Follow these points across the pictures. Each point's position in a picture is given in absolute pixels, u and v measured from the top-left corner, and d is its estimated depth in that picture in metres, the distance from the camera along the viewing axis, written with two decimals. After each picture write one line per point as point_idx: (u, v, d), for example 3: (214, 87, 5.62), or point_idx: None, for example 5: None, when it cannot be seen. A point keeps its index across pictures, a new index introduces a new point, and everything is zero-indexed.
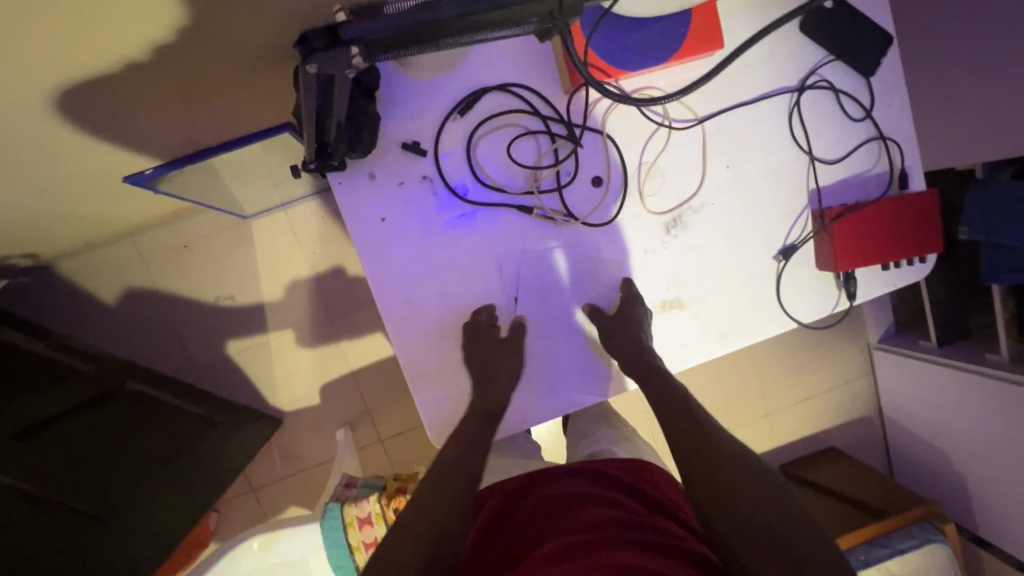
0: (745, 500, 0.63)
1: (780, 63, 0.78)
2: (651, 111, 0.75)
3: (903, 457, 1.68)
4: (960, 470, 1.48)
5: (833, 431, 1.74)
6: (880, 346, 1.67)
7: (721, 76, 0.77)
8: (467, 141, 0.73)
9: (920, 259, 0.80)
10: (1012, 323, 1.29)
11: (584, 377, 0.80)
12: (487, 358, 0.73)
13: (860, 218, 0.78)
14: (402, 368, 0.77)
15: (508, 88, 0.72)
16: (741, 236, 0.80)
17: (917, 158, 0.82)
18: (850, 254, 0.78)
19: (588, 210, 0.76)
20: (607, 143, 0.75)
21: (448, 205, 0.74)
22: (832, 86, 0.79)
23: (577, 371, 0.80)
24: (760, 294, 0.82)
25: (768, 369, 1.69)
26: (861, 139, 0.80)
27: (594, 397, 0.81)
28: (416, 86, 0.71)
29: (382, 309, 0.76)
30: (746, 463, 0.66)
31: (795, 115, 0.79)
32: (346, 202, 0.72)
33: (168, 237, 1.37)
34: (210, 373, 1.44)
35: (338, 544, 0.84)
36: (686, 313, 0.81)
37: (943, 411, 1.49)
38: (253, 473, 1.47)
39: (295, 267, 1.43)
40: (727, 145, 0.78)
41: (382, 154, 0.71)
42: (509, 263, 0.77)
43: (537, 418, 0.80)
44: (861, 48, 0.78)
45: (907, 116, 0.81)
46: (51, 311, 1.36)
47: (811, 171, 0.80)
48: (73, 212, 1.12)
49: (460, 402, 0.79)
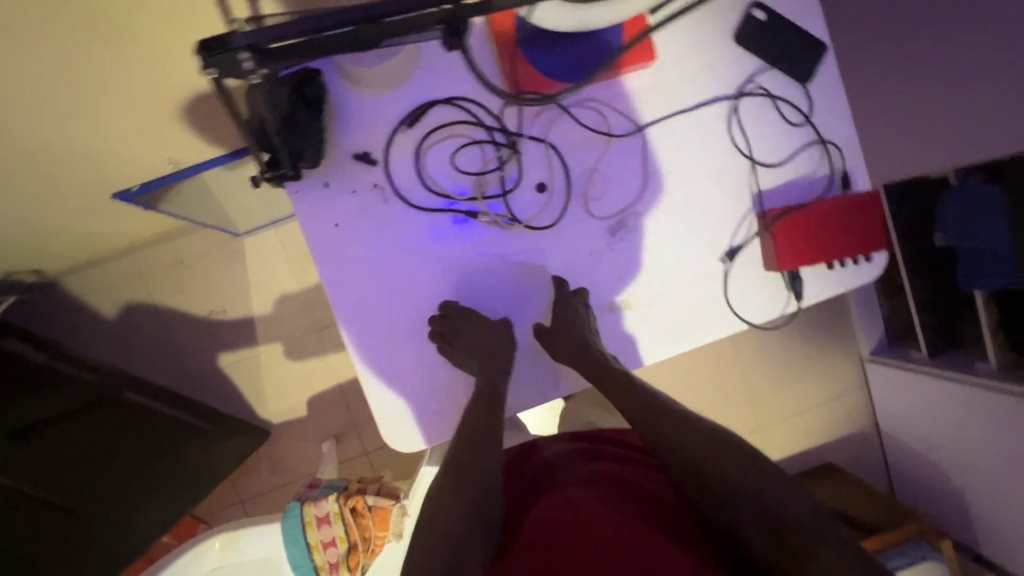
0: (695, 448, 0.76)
1: (717, 72, 0.81)
2: (591, 120, 0.79)
3: (902, 473, 1.62)
4: (959, 486, 1.42)
5: (829, 447, 1.70)
6: (872, 357, 1.64)
7: (659, 86, 0.80)
8: (415, 151, 0.77)
9: (865, 258, 0.82)
10: (998, 332, 1.25)
11: (535, 376, 0.84)
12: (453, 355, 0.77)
13: (799, 218, 0.80)
14: (356, 368, 0.80)
15: (454, 101, 0.77)
16: (686, 239, 0.82)
17: (860, 160, 0.84)
18: (791, 254, 0.80)
19: (533, 214, 0.80)
20: (550, 151, 0.79)
21: (398, 212, 0.78)
22: (768, 93, 0.82)
23: (528, 370, 0.84)
24: (708, 295, 0.83)
25: (757, 382, 1.67)
26: (802, 143, 0.83)
27: (546, 392, 0.84)
28: (366, 100, 0.76)
29: (337, 311, 0.79)
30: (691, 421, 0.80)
31: (734, 121, 0.81)
32: (302, 210, 0.76)
33: (166, 254, 1.44)
34: (202, 385, 1.49)
35: (297, 545, 0.85)
36: (634, 314, 0.83)
37: (937, 424, 1.45)
38: (241, 484, 1.51)
39: (284, 282, 1.49)
40: (669, 151, 0.81)
41: (335, 164, 0.76)
42: (459, 268, 0.80)
43: None
44: (795, 57, 0.81)
45: (846, 120, 0.83)
46: (55, 324, 1.43)
47: (753, 174, 0.82)
48: (73, 230, 1.20)
49: (413, 400, 0.82)
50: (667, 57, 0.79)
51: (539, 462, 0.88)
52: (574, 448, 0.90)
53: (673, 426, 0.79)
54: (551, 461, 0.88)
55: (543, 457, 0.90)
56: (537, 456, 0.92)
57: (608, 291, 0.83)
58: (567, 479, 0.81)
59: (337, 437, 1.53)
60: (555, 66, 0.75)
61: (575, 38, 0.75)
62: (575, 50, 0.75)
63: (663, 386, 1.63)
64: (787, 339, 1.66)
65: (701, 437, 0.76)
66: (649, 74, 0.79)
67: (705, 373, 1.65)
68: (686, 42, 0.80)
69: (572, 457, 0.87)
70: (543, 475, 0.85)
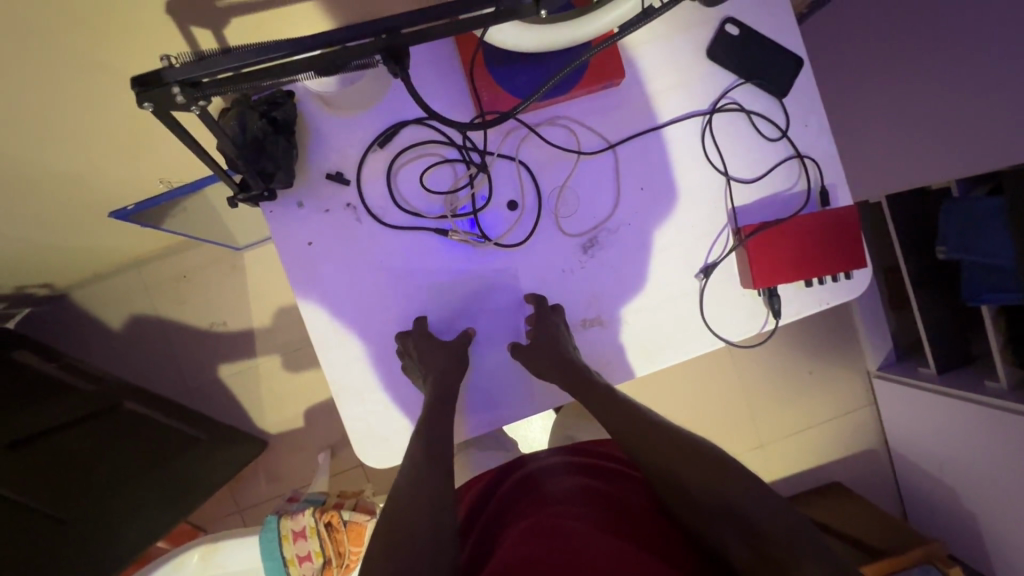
0: (683, 465, 0.71)
1: (689, 87, 0.80)
2: (561, 138, 0.79)
3: (913, 494, 1.56)
4: (971, 509, 1.36)
5: (835, 466, 1.64)
6: (879, 373, 1.59)
7: (631, 103, 0.80)
8: (387, 171, 0.79)
9: (845, 275, 0.80)
10: (1007, 348, 1.20)
11: (509, 394, 0.84)
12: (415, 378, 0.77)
13: (775, 234, 0.78)
14: (328, 383, 0.81)
15: (425, 122, 0.78)
16: (660, 256, 0.81)
17: (839, 175, 0.82)
18: (767, 271, 0.78)
19: (504, 232, 0.80)
20: (520, 169, 0.79)
21: (370, 230, 0.79)
22: (742, 108, 0.80)
23: (500, 387, 0.83)
24: (683, 312, 0.82)
25: (757, 398, 1.63)
26: (778, 158, 0.81)
27: (518, 411, 0.84)
28: (338, 122, 0.77)
29: (310, 329, 0.80)
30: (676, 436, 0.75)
31: (708, 136, 0.81)
32: (277, 228, 0.78)
33: (169, 268, 1.49)
34: (202, 395, 1.53)
35: (272, 558, 0.86)
36: (609, 332, 0.83)
37: (948, 444, 1.38)
38: (239, 493, 1.54)
39: (282, 295, 1.52)
40: (641, 168, 0.81)
41: (309, 184, 0.78)
42: (430, 286, 0.81)
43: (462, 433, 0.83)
44: (770, 72, 0.80)
45: (824, 134, 0.82)
46: (64, 335, 1.49)
47: (728, 190, 0.81)
48: (78, 247, 1.25)
49: (384, 415, 0.82)
50: (637, 74, 0.79)
51: (525, 474, 0.86)
52: (562, 459, 0.88)
53: (658, 438, 0.75)
54: (536, 475, 0.85)
55: (529, 469, 0.87)
56: (521, 471, 0.88)
57: (580, 308, 0.82)
58: (550, 493, 0.79)
59: (332, 448, 1.54)
60: (524, 86, 0.74)
61: (543, 57, 0.74)
62: (544, 67, 0.74)
63: (660, 401, 1.60)
64: (789, 353, 1.62)
65: (688, 453, 0.72)
66: (620, 90, 0.79)
67: (703, 387, 1.61)
68: (657, 58, 0.79)
69: (559, 469, 0.85)
70: (527, 488, 0.82)
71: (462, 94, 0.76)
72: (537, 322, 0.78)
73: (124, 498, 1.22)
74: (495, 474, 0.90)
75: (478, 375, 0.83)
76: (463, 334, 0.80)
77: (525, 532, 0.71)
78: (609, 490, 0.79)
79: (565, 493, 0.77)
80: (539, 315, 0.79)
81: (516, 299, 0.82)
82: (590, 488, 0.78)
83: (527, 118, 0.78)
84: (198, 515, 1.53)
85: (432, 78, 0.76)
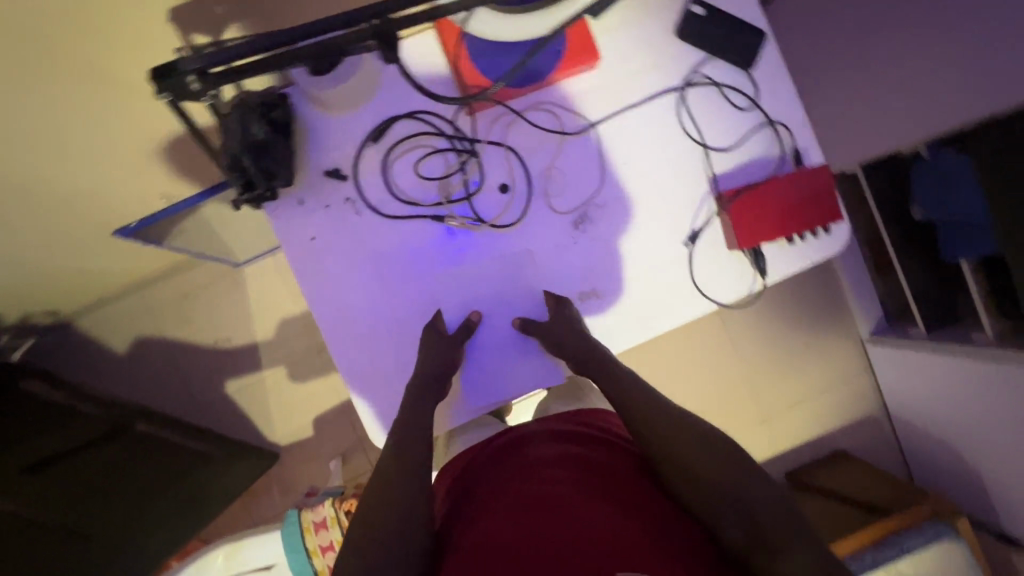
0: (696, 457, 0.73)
1: (662, 66, 0.85)
2: (545, 121, 0.84)
3: (916, 455, 1.59)
4: (972, 463, 1.39)
5: (839, 434, 1.67)
6: (872, 339, 1.63)
7: (609, 84, 0.84)
8: (382, 164, 0.82)
9: (825, 230, 0.84)
10: (990, 301, 1.24)
11: (517, 371, 0.87)
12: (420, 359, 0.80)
13: (753, 196, 0.82)
14: (339, 371, 0.84)
15: (415, 115, 0.82)
16: (648, 226, 0.85)
17: (810, 138, 0.86)
18: (749, 231, 0.83)
19: (497, 214, 0.84)
20: (509, 154, 0.84)
21: (370, 222, 0.83)
22: (713, 82, 0.85)
23: (506, 368, 0.86)
24: (674, 278, 0.86)
25: (757, 373, 1.66)
26: (752, 126, 0.86)
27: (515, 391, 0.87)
28: (331, 121, 0.81)
29: (320, 322, 0.83)
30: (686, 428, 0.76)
31: (684, 110, 0.85)
32: (280, 226, 0.82)
33: (171, 288, 1.52)
34: (211, 412, 1.54)
35: (298, 551, 0.91)
36: (605, 302, 0.86)
37: (944, 401, 1.42)
38: (255, 507, 1.55)
39: (283, 307, 1.55)
40: (622, 144, 0.85)
41: (308, 183, 0.82)
42: (431, 272, 0.84)
43: (462, 414, 0.86)
44: (736, 45, 0.85)
45: (793, 100, 0.86)
46: (70, 362, 1.50)
47: (707, 160, 0.86)
48: (82, 272, 1.28)
49: (394, 399, 0.85)
50: (612, 58, 0.84)
51: (507, 446, 0.81)
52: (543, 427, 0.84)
53: (669, 430, 0.77)
54: (519, 446, 0.80)
55: (515, 433, 0.84)
56: (502, 443, 0.83)
57: (577, 281, 0.85)
58: (537, 459, 0.76)
59: (344, 456, 1.56)
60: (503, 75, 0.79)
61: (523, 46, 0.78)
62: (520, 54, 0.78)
63: (662, 383, 1.64)
64: (784, 327, 1.66)
65: (701, 445, 0.74)
66: (597, 73, 0.84)
67: (702, 367, 1.65)
68: (630, 41, 0.84)
69: (544, 437, 0.81)
70: (512, 459, 0.77)
71: (448, 85, 0.80)
72: (555, 312, 0.83)
73: (147, 513, 1.27)
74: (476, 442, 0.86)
75: (485, 356, 0.86)
76: (465, 325, 0.83)
77: (517, 504, 0.68)
78: (599, 452, 0.78)
79: (556, 455, 0.76)
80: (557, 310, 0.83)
81: (515, 278, 0.85)
82: (580, 450, 0.77)
83: (512, 106, 0.83)
84: (214, 533, 1.54)
85: (419, 70, 0.80)
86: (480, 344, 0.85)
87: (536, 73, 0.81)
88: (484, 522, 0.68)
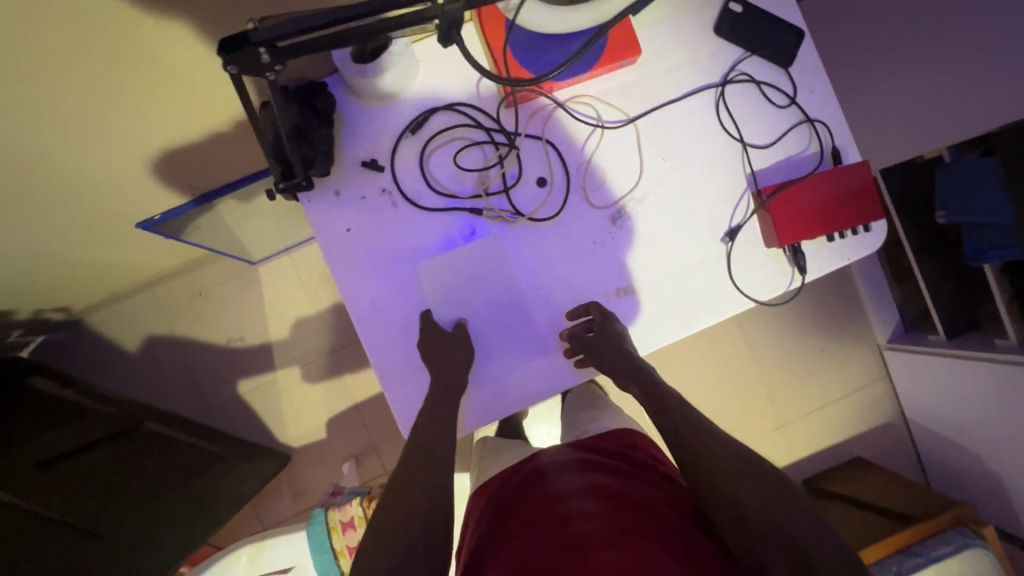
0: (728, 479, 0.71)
1: (701, 62, 0.85)
2: (584, 115, 0.83)
3: (936, 462, 1.58)
4: (995, 470, 1.38)
5: (857, 440, 1.66)
6: (890, 345, 1.62)
7: (647, 79, 0.84)
8: (420, 155, 0.82)
9: (864, 228, 0.83)
10: (1014, 306, 1.23)
11: (529, 360, 0.85)
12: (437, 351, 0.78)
13: (792, 193, 0.82)
14: (372, 365, 0.82)
15: (454, 106, 0.81)
16: (686, 222, 0.85)
17: (848, 136, 0.86)
18: (789, 228, 0.82)
19: (535, 208, 0.83)
20: (547, 147, 0.83)
21: (406, 214, 0.82)
22: (752, 79, 0.85)
23: (523, 373, 0.84)
24: (713, 275, 0.85)
25: (774, 379, 1.65)
26: (790, 123, 0.86)
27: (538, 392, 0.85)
28: (370, 110, 0.81)
29: (354, 316, 0.82)
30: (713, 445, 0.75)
31: (722, 107, 0.85)
32: (316, 217, 0.80)
33: (184, 286, 1.50)
34: (223, 412, 1.51)
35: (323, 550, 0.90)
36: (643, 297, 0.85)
37: (966, 407, 1.41)
38: (265, 510, 1.52)
39: (297, 306, 1.53)
40: (660, 139, 0.85)
41: (345, 172, 0.80)
42: (467, 265, 0.82)
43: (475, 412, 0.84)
44: (774, 43, 0.85)
45: (830, 99, 0.86)
46: (79, 361, 1.48)
47: (745, 156, 0.85)
48: (97, 267, 1.26)
49: (428, 394, 0.83)
50: (651, 53, 0.84)
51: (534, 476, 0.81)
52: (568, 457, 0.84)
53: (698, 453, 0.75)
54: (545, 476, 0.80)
55: (538, 463, 0.85)
56: (528, 474, 0.82)
57: (614, 275, 0.84)
58: (564, 490, 0.75)
59: (357, 458, 1.53)
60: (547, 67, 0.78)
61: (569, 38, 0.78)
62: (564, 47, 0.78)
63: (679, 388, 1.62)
64: (801, 333, 1.66)
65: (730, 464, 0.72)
66: (636, 68, 0.84)
67: (719, 372, 1.64)
68: (669, 38, 0.84)
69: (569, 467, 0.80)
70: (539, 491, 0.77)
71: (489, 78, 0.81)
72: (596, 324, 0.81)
73: (158, 511, 1.22)
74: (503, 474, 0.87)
75: (503, 363, 0.84)
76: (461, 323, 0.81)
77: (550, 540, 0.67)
78: (624, 479, 0.77)
79: (576, 485, 0.75)
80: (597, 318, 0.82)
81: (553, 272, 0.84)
82: (604, 479, 0.76)
83: (553, 98, 0.82)
84: (220, 538, 1.51)
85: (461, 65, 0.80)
86: (502, 353, 0.84)
87: (580, 65, 0.80)
88: (508, 557, 0.69)
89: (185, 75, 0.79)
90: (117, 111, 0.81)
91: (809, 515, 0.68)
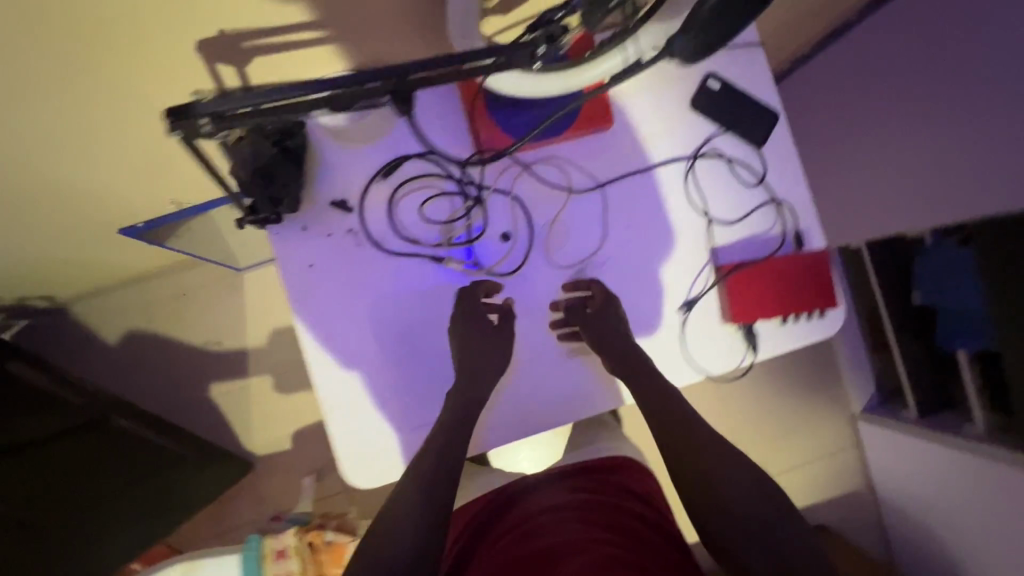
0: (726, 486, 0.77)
1: (674, 135, 0.86)
2: (553, 176, 0.85)
3: (898, 539, 1.56)
4: (954, 557, 1.36)
5: (821, 507, 1.64)
6: (863, 415, 1.62)
7: (619, 146, 0.86)
8: (388, 199, 0.83)
9: (818, 313, 0.84)
10: (983, 395, 1.22)
11: (549, 356, 0.86)
12: (473, 341, 0.80)
13: (750, 272, 0.83)
14: (319, 400, 0.82)
15: (427, 156, 0.83)
16: (644, 289, 0.86)
17: (814, 220, 0.87)
18: (743, 307, 0.83)
19: (496, 261, 0.85)
20: (514, 203, 0.85)
21: (369, 255, 0.83)
22: (722, 155, 0.86)
23: (548, 365, 0.86)
24: (666, 344, 0.86)
25: (743, 436, 1.65)
26: (757, 202, 0.87)
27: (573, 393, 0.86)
28: (344, 152, 0.83)
29: (307, 350, 0.83)
30: (719, 454, 0.81)
31: (691, 179, 0.86)
32: (281, 250, 0.82)
33: (169, 285, 1.52)
34: (192, 413, 1.53)
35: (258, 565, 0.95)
36: (637, 328, 0.86)
37: (930, 488, 1.39)
38: (223, 513, 1.53)
39: (277, 316, 1.55)
40: (627, 206, 0.86)
41: (314, 210, 0.83)
42: (424, 311, 0.84)
43: (496, 410, 0.85)
44: (748, 122, 0.86)
45: (800, 182, 0.87)
46: (59, 347, 1.50)
47: (709, 230, 0.86)
48: (82, 262, 1.29)
49: (371, 435, 0.83)
50: (626, 121, 0.85)
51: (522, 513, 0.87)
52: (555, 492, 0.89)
53: (700, 454, 0.81)
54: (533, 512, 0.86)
55: (521, 485, 0.95)
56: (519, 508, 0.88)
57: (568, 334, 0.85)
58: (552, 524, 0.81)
59: (319, 473, 1.54)
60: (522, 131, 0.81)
61: (543, 103, 0.80)
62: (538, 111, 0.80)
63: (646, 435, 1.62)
64: (775, 392, 1.65)
65: (726, 471, 0.79)
66: (609, 135, 0.85)
67: None
68: (645, 108, 0.86)
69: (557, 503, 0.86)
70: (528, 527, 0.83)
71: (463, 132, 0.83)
72: (602, 300, 0.83)
73: (112, 505, 1.30)
74: (490, 492, 0.97)
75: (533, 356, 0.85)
76: (501, 309, 0.83)
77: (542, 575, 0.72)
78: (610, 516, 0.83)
79: (559, 517, 0.82)
80: (603, 296, 0.83)
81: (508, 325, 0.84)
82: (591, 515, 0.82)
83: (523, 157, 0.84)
84: (179, 537, 1.53)
85: (436, 119, 0.83)
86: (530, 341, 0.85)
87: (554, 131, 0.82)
88: None
89: (170, 101, 0.82)
90: (102, 128, 0.83)
91: (790, 515, 0.75)
